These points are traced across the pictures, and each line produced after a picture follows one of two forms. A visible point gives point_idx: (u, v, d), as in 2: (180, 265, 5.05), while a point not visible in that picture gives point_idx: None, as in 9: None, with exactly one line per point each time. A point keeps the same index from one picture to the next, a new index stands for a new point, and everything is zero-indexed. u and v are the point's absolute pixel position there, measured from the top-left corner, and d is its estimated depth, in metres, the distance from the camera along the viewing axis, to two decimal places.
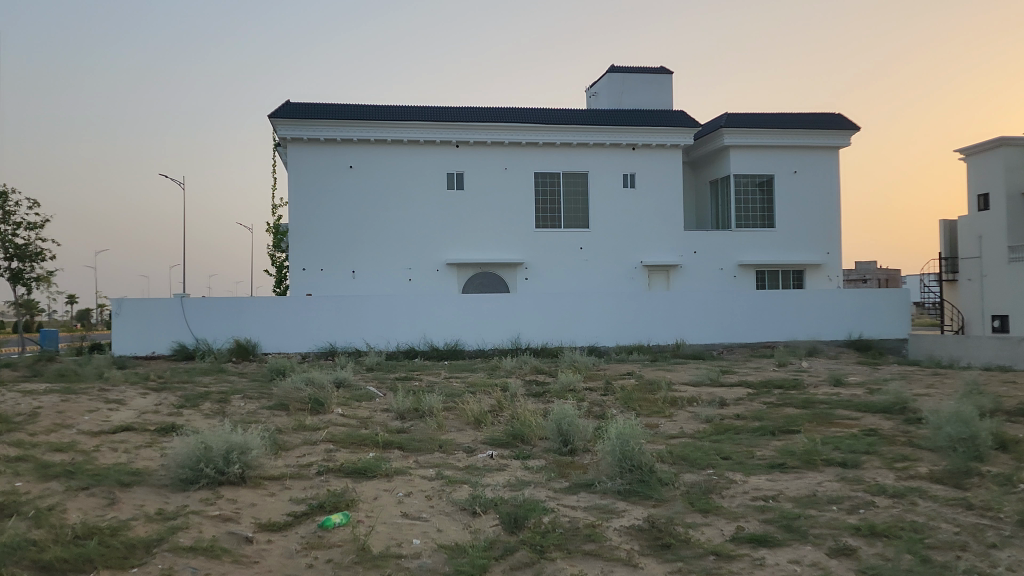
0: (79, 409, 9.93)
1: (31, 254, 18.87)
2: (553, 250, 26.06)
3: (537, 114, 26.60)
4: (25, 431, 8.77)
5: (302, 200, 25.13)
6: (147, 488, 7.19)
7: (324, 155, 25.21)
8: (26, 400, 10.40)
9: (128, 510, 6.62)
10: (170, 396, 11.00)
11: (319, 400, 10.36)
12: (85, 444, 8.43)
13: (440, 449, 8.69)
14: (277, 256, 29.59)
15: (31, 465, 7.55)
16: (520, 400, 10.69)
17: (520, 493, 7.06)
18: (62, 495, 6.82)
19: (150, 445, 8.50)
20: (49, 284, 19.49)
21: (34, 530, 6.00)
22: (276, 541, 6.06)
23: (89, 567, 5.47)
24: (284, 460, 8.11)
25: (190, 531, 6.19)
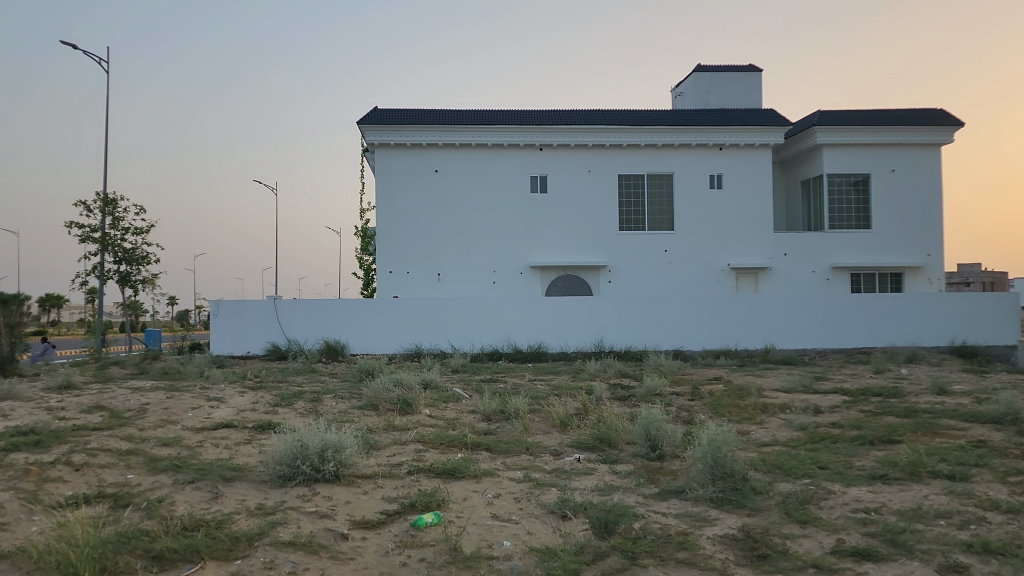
0: (183, 405, 10.40)
1: (137, 258, 19.86)
2: (637, 252, 25.81)
3: (622, 116, 26.45)
4: (134, 426, 9.25)
5: (389, 204, 25.69)
6: (247, 483, 7.47)
7: (411, 160, 25.71)
8: (135, 396, 10.97)
9: (231, 504, 6.89)
10: (265, 395, 11.40)
11: (408, 400, 10.56)
12: (189, 439, 8.82)
13: (527, 452, 8.70)
14: (364, 259, 30.30)
15: (141, 459, 7.98)
16: (606, 404, 10.60)
17: (609, 497, 7.02)
18: (170, 488, 7.16)
19: (249, 441, 8.83)
20: (153, 286, 20.45)
21: (147, 520, 6.32)
22: (370, 538, 6.20)
23: (196, 557, 5.73)
24: (376, 460, 8.27)
25: (289, 526, 6.40)
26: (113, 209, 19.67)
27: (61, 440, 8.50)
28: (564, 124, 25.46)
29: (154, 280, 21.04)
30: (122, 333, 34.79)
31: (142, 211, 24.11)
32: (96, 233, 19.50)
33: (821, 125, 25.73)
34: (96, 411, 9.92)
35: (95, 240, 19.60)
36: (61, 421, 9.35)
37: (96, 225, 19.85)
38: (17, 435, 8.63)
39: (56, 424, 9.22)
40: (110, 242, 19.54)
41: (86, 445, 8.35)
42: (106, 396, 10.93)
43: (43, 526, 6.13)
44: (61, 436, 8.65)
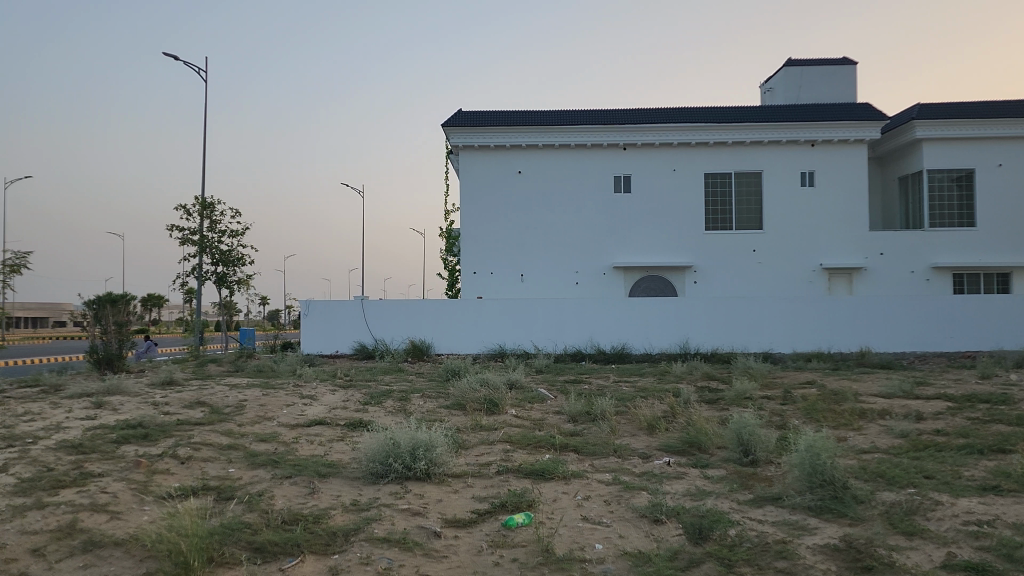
0: (278, 402, 10.73)
1: (233, 259, 20.62)
2: (723, 252, 25.28)
3: (708, 114, 25.97)
4: (234, 421, 9.60)
5: (472, 206, 25.97)
6: (342, 479, 7.65)
7: (495, 161, 25.90)
8: (233, 393, 11.39)
9: (326, 499, 7.07)
10: (356, 394, 11.64)
11: (494, 400, 10.60)
12: (285, 436, 9.10)
13: (616, 454, 8.62)
14: (448, 260, 30.65)
15: (241, 454, 8.27)
16: (695, 407, 10.40)
17: (702, 503, 6.88)
18: (269, 482, 7.40)
19: (342, 439, 9.04)
20: (248, 286, 21.19)
21: (249, 513, 6.54)
22: (463, 537, 6.24)
23: (296, 551, 5.90)
24: (465, 459, 8.34)
25: (383, 522, 6.51)
26: (210, 213, 20.47)
27: (167, 434, 8.90)
28: (649, 122, 25.16)
29: (249, 281, 21.80)
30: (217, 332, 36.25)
31: (237, 214, 25.03)
32: (195, 236, 20.34)
33: (920, 118, 24.66)
34: (197, 407, 10.35)
35: (194, 242, 20.45)
36: (166, 415, 9.79)
37: (195, 228, 20.70)
38: (127, 428, 9.09)
39: (162, 418, 9.66)
40: (207, 245, 20.35)
41: (190, 439, 8.72)
42: (207, 393, 11.39)
43: (154, 515, 6.43)
44: (166, 430, 9.06)
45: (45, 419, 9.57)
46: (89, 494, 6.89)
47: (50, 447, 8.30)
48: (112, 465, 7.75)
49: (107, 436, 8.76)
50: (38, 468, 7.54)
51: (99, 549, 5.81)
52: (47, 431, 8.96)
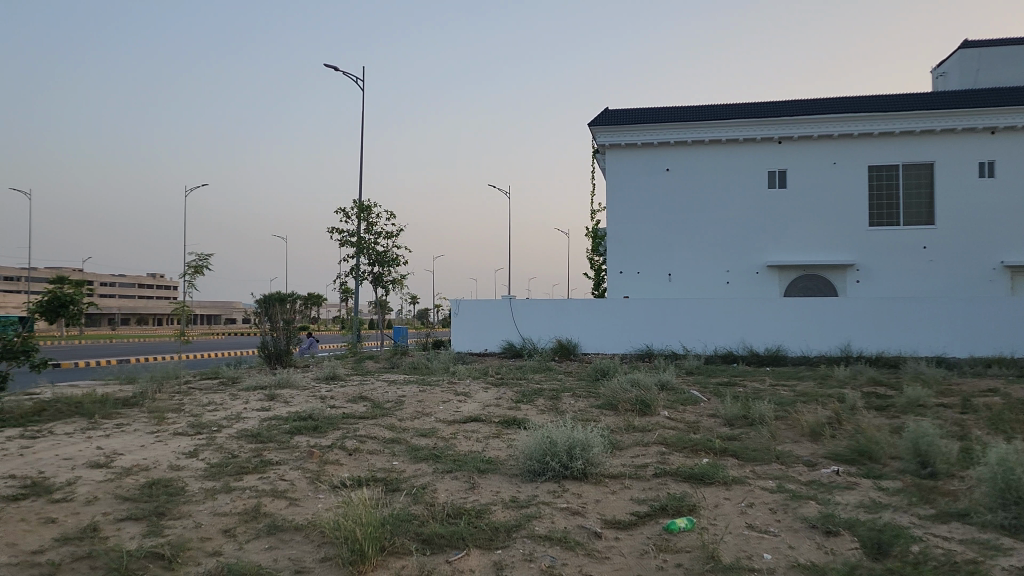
0: (434, 399, 11.08)
1: (388, 260, 21.47)
2: (888, 250, 23.78)
3: (872, 103, 24.53)
4: (394, 416, 10.00)
5: (619, 204, 25.85)
6: (500, 476, 7.78)
7: (643, 159, 25.69)
8: (392, 389, 11.85)
9: (486, 494, 7.21)
10: (507, 392, 11.79)
11: (646, 401, 10.43)
12: (443, 431, 9.38)
13: (778, 461, 8.28)
14: (595, 260, 30.58)
15: (404, 447, 8.59)
16: (862, 413, 9.81)
17: (878, 516, 6.48)
18: (431, 476, 7.63)
19: (497, 436, 9.19)
20: (402, 286, 21.97)
21: (415, 505, 6.78)
22: (624, 539, 6.19)
23: (461, 544, 6.04)
24: (620, 459, 8.27)
25: (544, 520, 6.57)
26: (367, 216, 21.39)
27: (334, 426, 9.39)
28: (806, 114, 24.07)
29: (403, 281, 22.61)
30: (373, 331, 37.90)
31: (390, 218, 26.11)
32: (353, 238, 21.34)
33: None
34: (360, 401, 10.83)
35: (352, 244, 21.48)
36: (333, 409, 10.33)
37: (353, 230, 21.70)
38: (299, 419, 9.66)
39: (329, 411, 10.21)
40: (364, 246, 21.30)
41: (356, 432, 9.15)
42: (368, 388, 11.92)
43: (328, 503, 6.79)
44: (334, 422, 9.55)
45: (226, 409, 10.33)
46: (270, 480, 7.40)
47: (232, 436, 8.95)
48: (288, 454, 8.26)
49: (281, 427, 9.35)
50: (223, 454, 8.15)
51: (282, 533, 6.20)
52: (229, 420, 9.68)
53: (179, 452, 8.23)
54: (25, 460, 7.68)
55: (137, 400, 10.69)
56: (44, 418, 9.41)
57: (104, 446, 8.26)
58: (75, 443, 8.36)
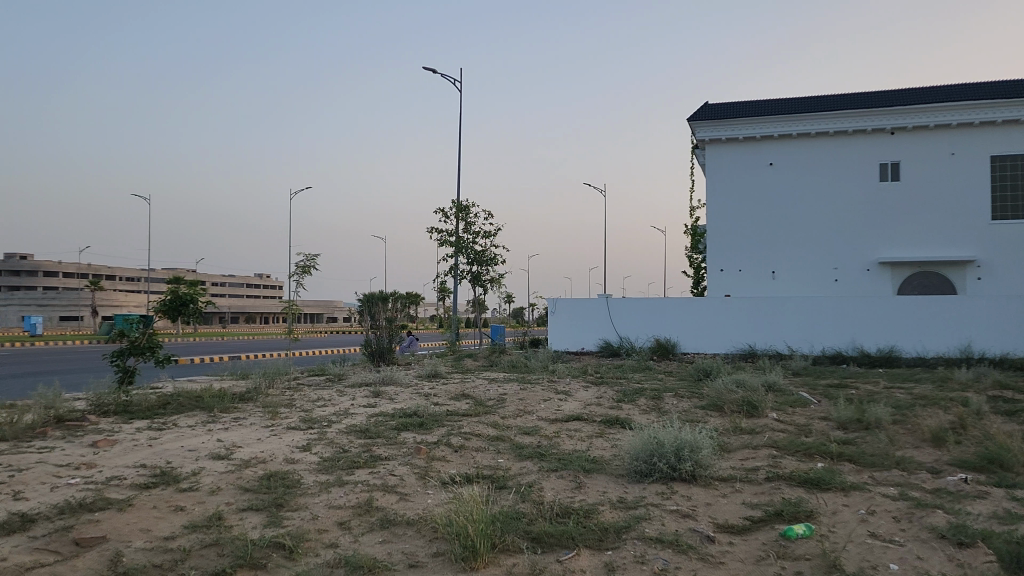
0: (536, 397, 11.09)
1: (487, 259, 21.67)
2: (1012, 246, 22.38)
3: (994, 89, 23.10)
4: (498, 414, 10.07)
5: (720, 200, 25.36)
6: (607, 476, 7.71)
7: (745, 154, 25.11)
8: (494, 387, 11.94)
9: (594, 495, 7.15)
10: (608, 391, 11.70)
11: (753, 403, 10.13)
12: (546, 429, 9.37)
13: (899, 467, 7.88)
14: (694, 257, 30.06)
15: (509, 445, 8.64)
16: (990, 419, 9.24)
17: (1015, 528, 6.07)
18: (537, 475, 7.63)
19: (601, 435, 9.12)
20: (500, 285, 22.13)
21: (523, 503, 6.79)
22: (739, 544, 6.01)
23: (572, 544, 6.01)
24: (730, 462, 8.07)
25: (654, 522, 6.46)
26: (466, 215, 21.66)
27: (439, 423, 9.53)
28: (921, 103, 22.90)
29: (501, 280, 22.76)
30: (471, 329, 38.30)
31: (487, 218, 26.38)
32: (452, 237, 21.67)
33: None
34: (463, 399, 10.96)
35: (452, 244, 21.80)
36: (437, 406, 10.48)
37: (452, 230, 22.02)
38: (405, 416, 9.85)
39: (434, 408, 10.38)
40: (463, 246, 21.57)
41: (460, 429, 9.26)
42: (470, 386, 12.05)
43: (437, 499, 6.89)
44: (438, 419, 9.69)
45: (335, 405, 10.64)
46: (380, 475, 7.56)
47: (342, 431, 9.20)
48: (396, 450, 8.44)
49: (388, 423, 9.56)
50: (336, 449, 8.39)
51: (394, 527, 6.32)
52: (338, 415, 9.96)
53: (293, 446, 8.52)
54: (154, 451, 8.12)
55: (251, 395, 11.14)
56: (168, 411, 9.94)
57: (223, 439, 8.64)
58: (199, 434, 8.78)
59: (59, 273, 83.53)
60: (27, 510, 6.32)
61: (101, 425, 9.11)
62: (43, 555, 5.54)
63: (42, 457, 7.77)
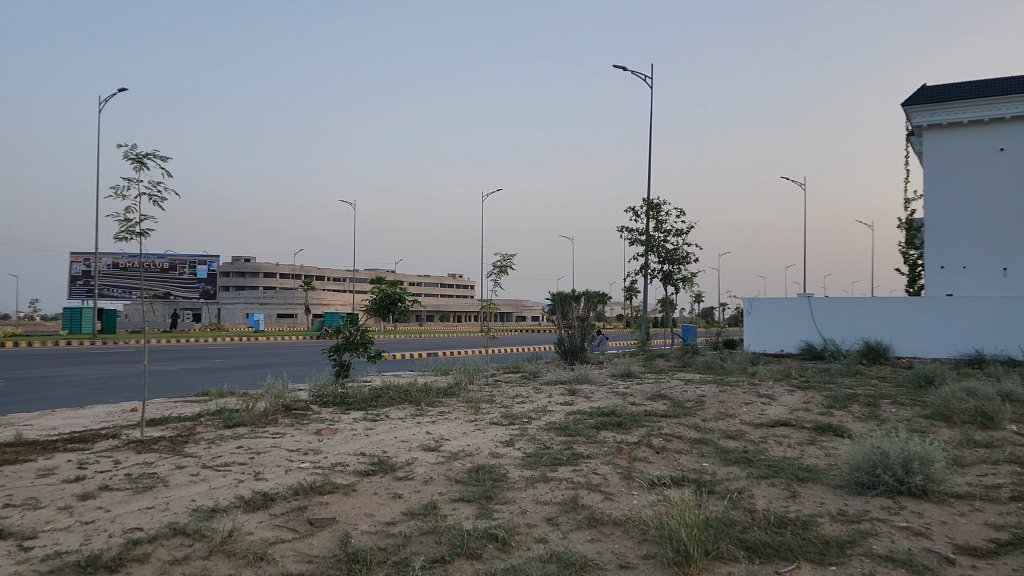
0: (736, 400, 10.69)
1: (678, 258, 21.23)
2: None
3: None
4: (698, 416, 9.80)
5: (941, 192, 23.37)
6: (823, 486, 7.26)
7: (969, 139, 22.86)
8: (691, 388, 11.63)
9: (810, 505, 6.75)
10: (816, 396, 11.05)
11: (989, 414, 9.14)
12: (752, 434, 8.99)
13: None
14: (911, 253, 27.85)
15: (712, 449, 8.37)
16: None
17: None
18: (747, 481, 7.33)
19: (812, 442, 8.62)
20: (692, 284, 21.61)
21: (733, 510, 6.54)
22: (985, 569, 5.42)
23: (791, 556, 5.70)
24: (965, 478, 7.33)
25: (882, 539, 5.99)
26: (657, 213, 21.33)
27: (638, 423, 9.42)
28: None
29: (693, 279, 22.22)
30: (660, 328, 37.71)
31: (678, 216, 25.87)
32: (643, 236, 21.42)
33: None
34: (660, 400, 10.77)
35: (642, 242, 21.55)
36: (634, 406, 10.38)
37: (642, 228, 21.77)
38: (603, 415, 9.83)
39: (632, 408, 10.27)
40: (655, 244, 21.26)
41: (661, 430, 9.10)
42: (665, 386, 11.82)
43: (642, 501, 6.78)
44: (637, 419, 9.58)
45: (533, 401, 10.85)
46: (584, 473, 7.58)
47: (542, 427, 9.34)
48: (597, 448, 8.42)
49: (587, 421, 9.58)
50: (537, 445, 8.52)
51: (602, 526, 6.28)
52: (537, 412, 10.13)
53: (497, 441, 8.76)
54: (370, 440, 8.64)
55: (454, 390, 11.59)
56: (380, 403, 10.57)
57: (432, 431, 9.05)
58: (409, 426, 9.24)
59: (277, 274, 91.84)
60: (268, 490, 6.92)
61: (323, 414, 9.84)
62: (283, 532, 6.03)
63: (275, 442, 8.50)
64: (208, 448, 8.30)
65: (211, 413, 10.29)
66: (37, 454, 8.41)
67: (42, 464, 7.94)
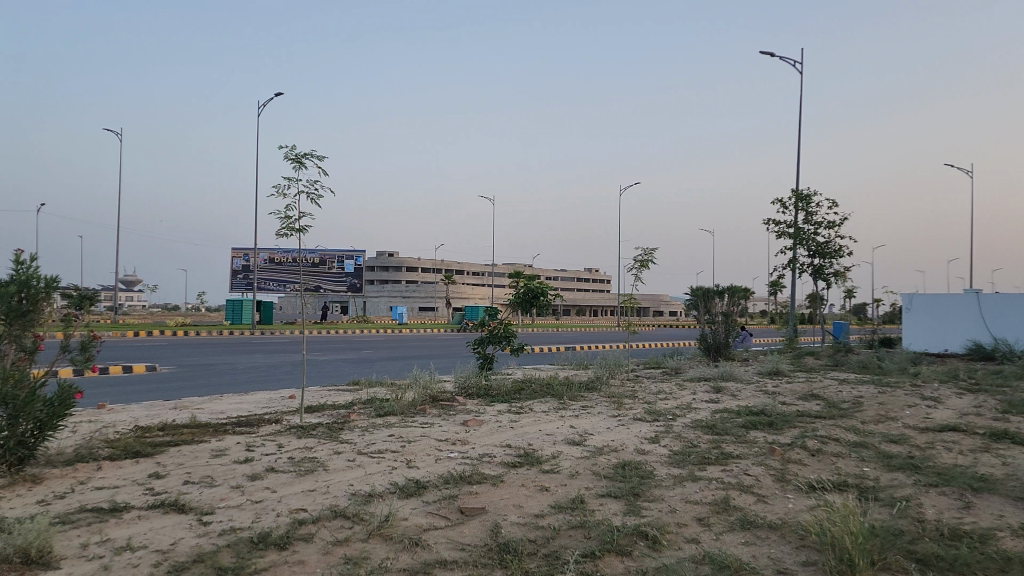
0: (898, 402, 10.02)
1: (830, 252, 20.18)
2: None
3: None
4: (855, 418, 9.27)
5: None
6: (1002, 498, 6.68)
7: None
8: (846, 388, 11.02)
9: (988, 518, 6.22)
10: (989, 400, 10.19)
11: None
12: (917, 439, 8.41)
13: None
14: None
15: (874, 454, 7.89)
16: None
17: None
18: (914, 489, 6.86)
19: (987, 450, 7.96)
20: (846, 279, 20.49)
21: (901, 519, 6.13)
22: None
23: (967, 571, 5.28)
24: None
25: None
26: (807, 205, 20.38)
27: (791, 424, 9.03)
28: None
29: (847, 274, 21.05)
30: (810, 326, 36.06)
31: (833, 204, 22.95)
32: (792, 229, 20.51)
33: None
34: (813, 400, 10.27)
35: (791, 235, 20.64)
36: (785, 405, 9.96)
37: (791, 221, 20.85)
38: (751, 414, 9.49)
39: (783, 408, 9.86)
40: (804, 237, 20.33)
41: (815, 432, 8.68)
42: (818, 386, 11.26)
43: (799, 505, 6.48)
44: (789, 420, 9.19)
45: (677, 398, 10.63)
46: (734, 473, 7.34)
47: (688, 425, 9.14)
48: (747, 449, 8.14)
49: (735, 420, 9.29)
50: (684, 443, 8.34)
51: (756, 530, 6.05)
52: (682, 410, 9.92)
53: (641, 437, 8.64)
54: (515, 433, 8.75)
55: (595, 385, 11.56)
56: (523, 396, 10.69)
57: (576, 425, 9.04)
58: (553, 420, 9.28)
59: (419, 269, 95.05)
60: (420, 478, 7.14)
61: (469, 406, 10.05)
62: (436, 519, 6.20)
63: (424, 431, 8.76)
64: (362, 436, 8.67)
65: (363, 402, 10.75)
66: (211, 436, 9.08)
67: (215, 445, 8.56)
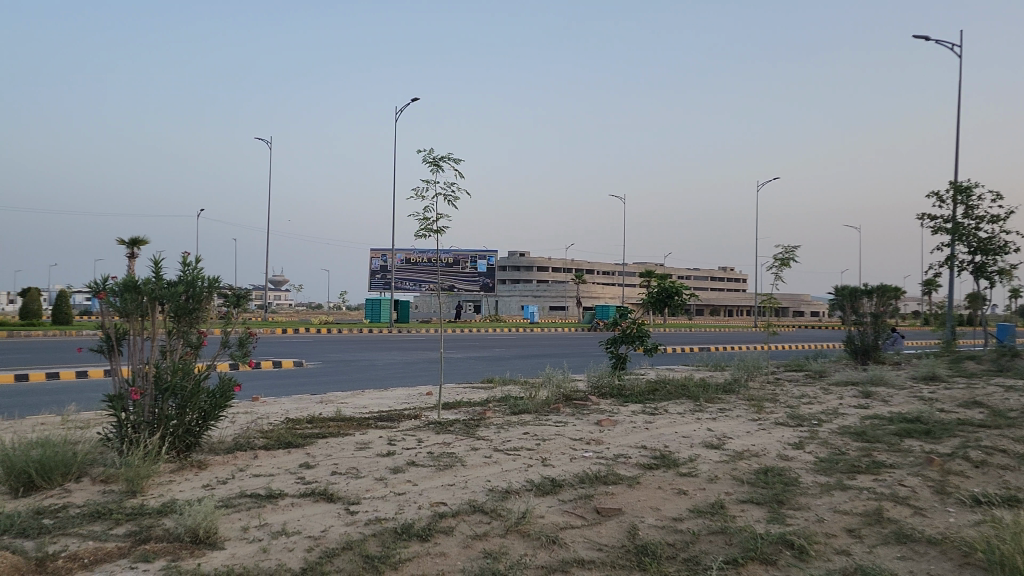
0: None
1: (994, 248, 18.68)
2: None
3: None
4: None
5: None
6: None
7: None
8: (1015, 396, 10.13)
9: None
10: None
11: None
12: None
13: None
14: None
15: None
16: None
17: None
18: None
19: None
20: (1012, 277, 18.89)
21: None
22: None
23: None
24: None
25: None
26: (967, 197, 18.95)
27: (950, 433, 8.42)
28: None
29: (1013, 272, 19.43)
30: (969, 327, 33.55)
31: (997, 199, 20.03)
32: (950, 224, 19.14)
33: None
34: (975, 408, 9.51)
35: (948, 230, 19.26)
36: (944, 413, 9.30)
37: (949, 215, 19.46)
38: (905, 422, 8.91)
39: (941, 415, 9.20)
40: (964, 233, 18.92)
41: (979, 442, 8.04)
42: (981, 393, 10.42)
43: (962, 520, 6.03)
44: (948, 429, 8.56)
45: (821, 403, 10.13)
46: (888, 483, 6.92)
47: (835, 432, 8.70)
48: (901, 458, 7.65)
49: (887, 427, 8.76)
50: (831, 450, 7.94)
51: (913, 544, 5.68)
52: (827, 415, 9.45)
53: (784, 443, 8.30)
54: (650, 434, 8.62)
55: (733, 387, 11.20)
56: (657, 397, 10.51)
57: (713, 429, 8.80)
58: (689, 422, 9.07)
59: (550, 269, 95.57)
60: (555, 476, 7.17)
61: (603, 406, 9.99)
62: (573, 518, 6.20)
63: (559, 430, 8.78)
64: (497, 433, 8.80)
65: (497, 400, 10.90)
66: (355, 429, 9.48)
67: (359, 438, 8.94)
